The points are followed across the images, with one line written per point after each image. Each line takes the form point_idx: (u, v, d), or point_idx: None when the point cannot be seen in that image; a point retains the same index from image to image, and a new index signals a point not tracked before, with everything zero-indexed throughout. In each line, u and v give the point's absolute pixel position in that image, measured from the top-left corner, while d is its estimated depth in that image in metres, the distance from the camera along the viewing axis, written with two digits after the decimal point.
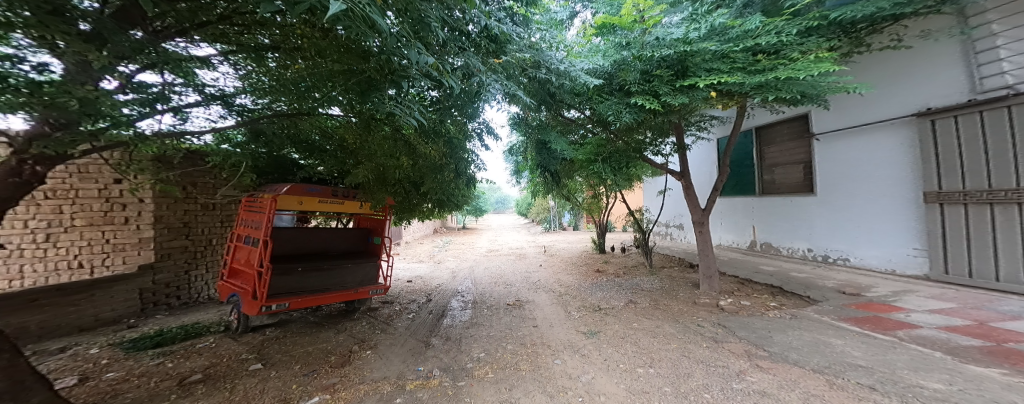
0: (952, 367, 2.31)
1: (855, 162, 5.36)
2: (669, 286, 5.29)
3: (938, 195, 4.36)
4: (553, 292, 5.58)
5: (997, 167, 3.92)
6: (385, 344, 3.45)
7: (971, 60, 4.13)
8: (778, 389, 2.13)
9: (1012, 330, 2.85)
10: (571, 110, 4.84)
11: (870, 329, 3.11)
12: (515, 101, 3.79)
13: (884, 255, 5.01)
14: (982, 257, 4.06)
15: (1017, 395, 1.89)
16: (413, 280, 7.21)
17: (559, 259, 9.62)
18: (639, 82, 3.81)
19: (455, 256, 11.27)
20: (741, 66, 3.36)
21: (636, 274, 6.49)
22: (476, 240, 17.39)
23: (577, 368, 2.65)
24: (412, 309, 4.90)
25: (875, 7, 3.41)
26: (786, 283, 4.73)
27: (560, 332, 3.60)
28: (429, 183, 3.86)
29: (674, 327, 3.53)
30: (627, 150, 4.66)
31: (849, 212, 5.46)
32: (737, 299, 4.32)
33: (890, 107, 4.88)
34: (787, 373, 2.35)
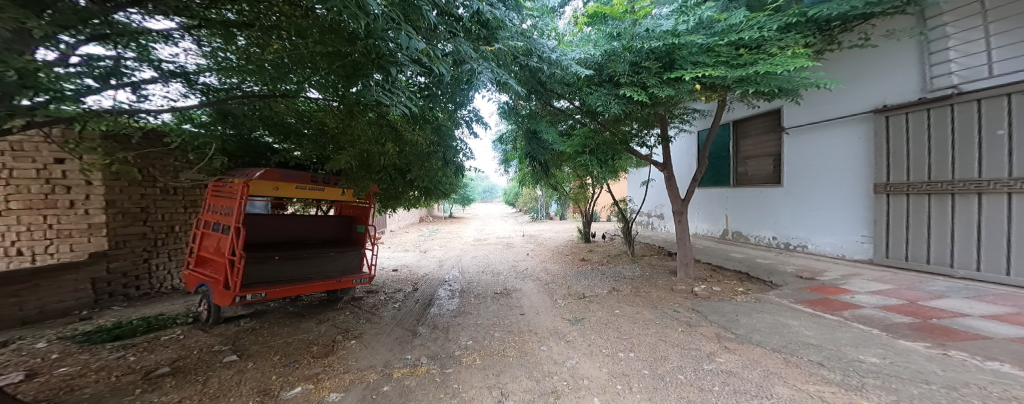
0: (886, 342, 2.58)
1: (818, 155, 5.71)
2: (649, 274, 5.52)
3: (886, 187, 4.74)
4: (539, 280, 5.70)
5: (937, 161, 4.28)
6: (370, 334, 3.42)
7: (924, 60, 4.43)
8: (742, 368, 2.30)
9: (938, 308, 3.20)
10: (560, 100, 4.84)
11: (821, 310, 3.40)
12: (506, 90, 3.76)
13: (837, 242, 5.43)
14: (917, 243, 4.47)
15: (935, 366, 2.14)
16: (398, 269, 7.13)
17: (544, 248, 9.79)
18: (628, 73, 3.85)
19: (441, 245, 11.20)
20: (725, 60, 3.45)
21: (618, 262, 6.72)
22: (461, 229, 17.33)
23: (562, 354, 2.75)
24: (398, 298, 4.86)
25: (849, 5, 3.55)
26: (753, 269, 5.06)
27: (546, 319, 3.70)
28: (417, 171, 3.76)
29: (653, 312, 3.71)
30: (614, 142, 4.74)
31: (809, 202, 5.84)
32: (709, 285, 4.58)
33: (853, 104, 5.19)
34: (749, 353, 2.54)
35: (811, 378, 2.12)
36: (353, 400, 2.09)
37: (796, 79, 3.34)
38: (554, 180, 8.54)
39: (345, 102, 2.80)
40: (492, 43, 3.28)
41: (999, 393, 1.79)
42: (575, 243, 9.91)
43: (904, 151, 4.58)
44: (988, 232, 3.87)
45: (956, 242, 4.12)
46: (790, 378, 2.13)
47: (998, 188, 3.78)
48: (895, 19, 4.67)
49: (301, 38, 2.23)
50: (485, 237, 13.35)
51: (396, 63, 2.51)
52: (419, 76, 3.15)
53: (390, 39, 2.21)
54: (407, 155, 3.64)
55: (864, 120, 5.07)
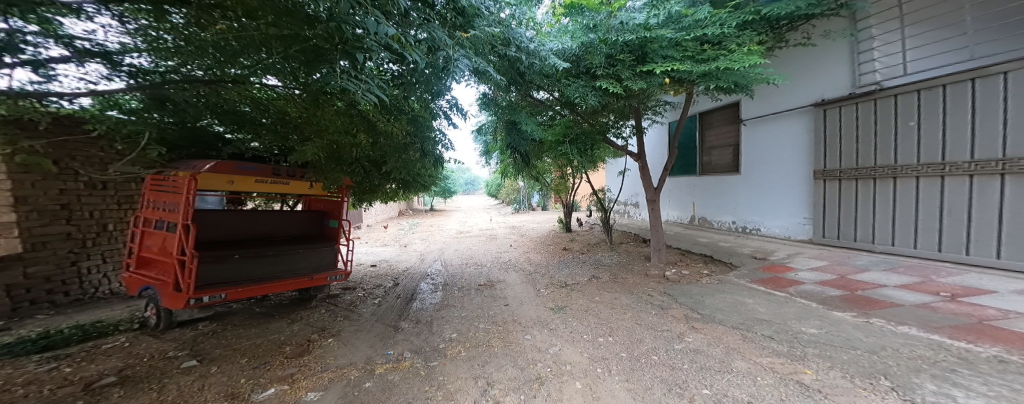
0: (823, 314, 2.92)
1: (768, 146, 6.20)
2: (626, 261, 5.77)
3: (824, 173, 5.27)
4: (523, 271, 5.78)
5: (863, 148, 4.79)
6: (349, 331, 3.30)
7: (853, 58, 4.90)
8: (707, 346, 2.50)
9: (861, 280, 3.66)
10: (539, 91, 4.90)
11: (770, 288, 3.76)
12: (486, 80, 3.70)
13: (784, 224, 5.97)
14: (846, 222, 5.04)
15: (860, 333, 2.47)
16: (377, 264, 6.91)
17: (525, 239, 9.89)
18: (604, 66, 3.92)
19: (423, 239, 10.97)
20: (692, 55, 3.59)
21: (598, 250, 6.96)
22: (442, 222, 17.08)
23: (545, 342, 2.83)
24: (378, 294, 4.71)
25: (794, 6, 3.81)
26: (715, 252, 5.47)
27: (529, 309, 3.77)
28: (394, 164, 3.52)
29: (629, 298, 3.90)
30: (593, 131, 4.91)
31: (762, 187, 6.34)
32: (679, 269, 4.90)
33: (797, 98, 5.67)
34: (712, 331, 2.76)
35: (765, 351, 2.33)
36: (333, 397, 2.03)
37: (747, 76, 3.60)
38: (536, 172, 8.62)
39: (309, 89, 2.66)
40: (469, 30, 3.15)
41: (909, 354, 2.10)
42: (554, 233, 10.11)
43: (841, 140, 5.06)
44: (920, 213, 4.25)
45: (877, 222, 4.69)
46: (748, 353, 2.33)
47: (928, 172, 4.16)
48: (830, 21, 5.16)
49: (250, 18, 2.00)
50: (466, 229, 13.29)
51: (363, 49, 2.35)
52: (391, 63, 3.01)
53: (357, 23, 2.09)
54: (383, 148, 3.48)
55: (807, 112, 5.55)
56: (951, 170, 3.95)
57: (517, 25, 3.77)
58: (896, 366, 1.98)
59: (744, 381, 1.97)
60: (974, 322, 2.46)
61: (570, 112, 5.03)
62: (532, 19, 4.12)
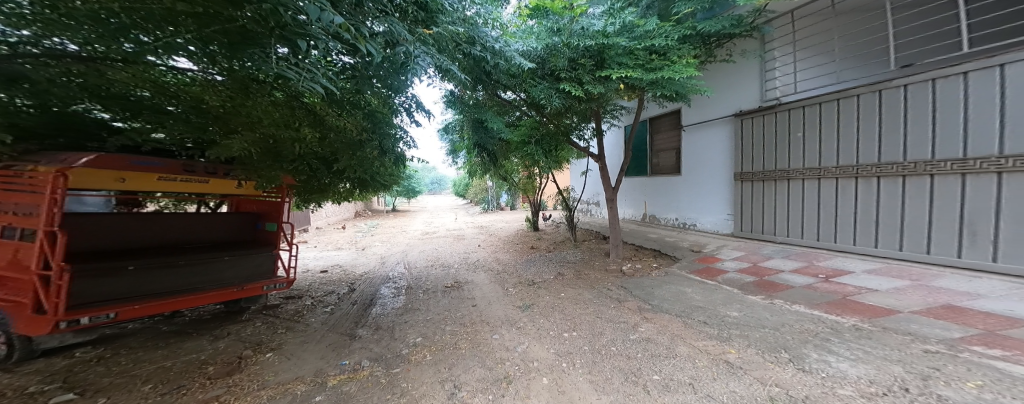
0: (743, 298, 3.38)
1: (700, 150, 6.99)
2: (588, 257, 6.00)
3: (741, 175, 6.08)
4: (491, 270, 5.72)
5: (767, 154, 5.63)
6: (293, 343, 2.96)
7: (761, 75, 5.69)
8: (657, 334, 2.72)
9: (767, 266, 4.32)
10: (506, 91, 4.82)
11: (703, 277, 4.26)
12: (450, 78, 3.61)
13: (714, 220, 6.76)
14: (756, 217, 5.85)
15: (768, 313, 2.91)
16: (328, 270, 6.19)
17: (493, 238, 9.81)
18: (567, 69, 4.08)
19: (382, 241, 10.31)
20: (642, 63, 3.86)
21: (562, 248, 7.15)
22: (404, 222, 16.28)
23: (513, 340, 2.84)
24: (329, 301, 4.30)
25: (722, 25, 4.38)
26: (661, 246, 6.00)
27: (497, 309, 3.74)
28: (346, 161, 3.25)
29: (591, 293, 4.07)
30: (557, 133, 5.08)
31: (698, 187, 7.07)
32: (633, 263, 5.27)
33: (721, 108, 6.45)
34: (663, 320, 3.01)
35: (703, 336, 2.61)
36: None
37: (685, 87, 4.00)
38: (504, 171, 8.68)
39: (234, 75, 2.26)
40: (431, 26, 3.08)
41: (799, 328, 2.55)
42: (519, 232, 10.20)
43: (755, 148, 5.81)
44: (913, 213, 3.93)
45: (778, 217, 5.50)
46: (690, 338, 2.59)
47: (939, 171, 3.72)
48: (750, 42, 5.86)
49: None
50: (430, 230, 12.83)
51: (306, 36, 2.18)
52: (343, 55, 2.75)
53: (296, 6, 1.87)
54: (333, 145, 3.20)
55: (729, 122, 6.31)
56: (975, 167, 3.46)
57: (483, 23, 3.71)
58: (791, 339, 2.39)
59: (688, 366, 2.18)
60: (839, 297, 3.07)
61: (533, 113, 5.08)
62: (499, 19, 4.05)
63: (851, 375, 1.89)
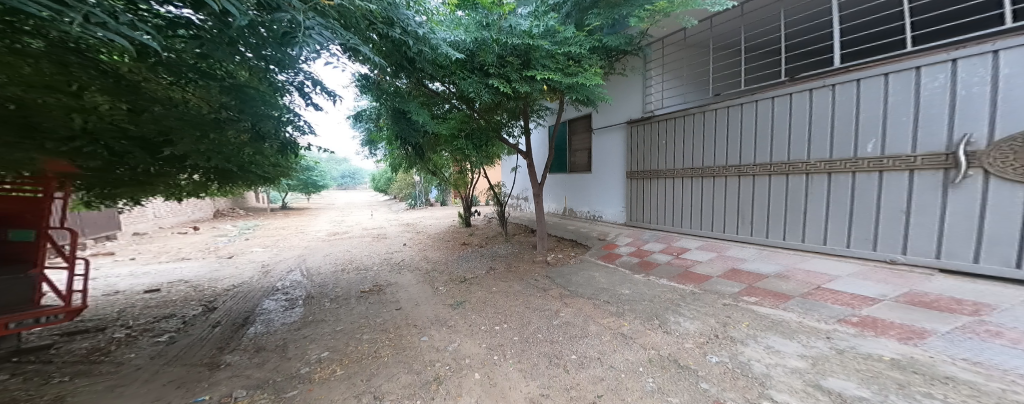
0: (635, 279, 3.96)
1: (603, 150, 7.30)
2: (519, 250, 6.11)
3: (633, 173, 6.41)
4: (420, 269, 5.33)
5: (663, 153, 5.75)
6: (100, 388, 2.18)
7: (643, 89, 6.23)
8: (577, 318, 2.96)
9: (646, 247, 5.10)
10: (433, 82, 4.53)
11: (606, 261, 4.92)
12: (363, 61, 3.21)
13: (610, 211, 7.14)
14: (649, 211, 6.04)
15: (649, 290, 3.50)
16: (158, 289, 4.69)
17: (424, 235, 9.17)
18: (496, 65, 4.03)
19: (280, 244, 8.72)
20: (561, 68, 4.08)
21: (491, 243, 7.13)
22: (297, 222, 13.86)
23: (443, 340, 2.73)
24: (163, 328, 3.33)
25: (625, 40, 4.91)
26: (574, 236, 6.54)
27: (426, 309, 3.52)
28: (187, 147, 2.40)
29: (521, 284, 4.18)
30: (487, 129, 5.13)
31: (599, 181, 7.45)
32: (555, 253, 5.61)
33: (616, 117, 6.91)
34: (580, 304, 3.32)
35: (608, 314, 2.98)
36: None
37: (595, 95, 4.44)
38: (432, 165, 8.10)
39: None
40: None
41: (653, 298, 3.27)
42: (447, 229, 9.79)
43: (641, 151, 6.22)
44: (811, 210, 3.86)
45: (667, 210, 5.67)
46: (597, 317, 2.94)
47: (858, 166, 3.48)
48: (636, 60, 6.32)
49: None
50: (343, 229, 11.30)
51: None
52: (183, 8, 2.00)
53: None
54: (160, 122, 2.25)
55: (620, 129, 6.78)
56: (837, 167, 3.62)
57: (407, 7, 3.35)
58: (649, 307, 3.08)
59: (597, 343, 2.49)
60: (678, 268, 4.06)
61: (463, 106, 4.90)
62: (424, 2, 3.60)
63: (684, 328, 2.62)
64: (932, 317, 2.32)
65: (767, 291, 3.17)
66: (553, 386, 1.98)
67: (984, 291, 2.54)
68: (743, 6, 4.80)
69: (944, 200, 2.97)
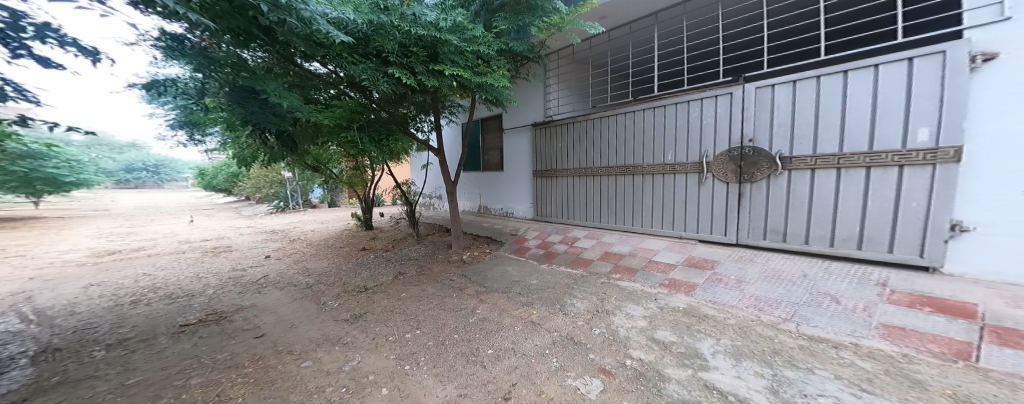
0: (549, 269, 4.25)
1: (515, 150, 7.44)
2: (432, 251, 5.83)
3: (543, 171, 6.68)
4: (293, 285, 4.48)
5: (606, 151, 5.42)
6: None
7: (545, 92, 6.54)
8: (494, 314, 3.00)
9: (551, 238, 5.49)
10: (310, 61, 3.81)
11: (519, 255, 5.11)
12: (195, 25, 2.47)
13: (523, 208, 7.34)
14: (583, 211, 5.91)
15: (553, 280, 3.79)
16: None
17: (299, 244, 7.70)
18: (397, 54, 3.70)
19: (77, 265, 6.31)
20: (470, 66, 4.04)
21: (401, 245, 6.62)
22: (32, 241, 9.04)
23: (337, 360, 2.39)
24: None
25: (529, 46, 5.08)
26: (489, 232, 6.56)
27: (315, 329, 3.03)
28: None
29: (436, 286, 4.00)
30: (390, 121, 4.70)
31: (502, 181, 7.88)
32: (471, 251, 5.53)
33: (523, 118, 7.15)
34: (495, 298, 3.40)
35: (520, 305, 3.13)
36: None
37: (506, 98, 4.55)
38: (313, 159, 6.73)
39: None
40: None
41: (560, 285, 3.58)
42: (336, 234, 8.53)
43: (534, 153, 6.89)
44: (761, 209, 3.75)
45: (604, 210, 5.53)
46: (509, 310, 3.05)
47: (661, 171, 4.64)
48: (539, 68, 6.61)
49: None
50: (147, 245, 8.23)
51: None
52: None
53: None
54: None
55: (523, 133, 7.16)
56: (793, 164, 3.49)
57: None
58: (555, 293, 3.33)
59: (510, 334, 2.59)
60: (573, 255, 4.57)
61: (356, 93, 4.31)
62: None
63: (578, 309, 2.94)
64: (704, 277, 3.38)
65: (625, 267, 3.92)
66: (471, 384, 1.98)
67: (718, 253, 3.83)
68: (608, 32, 5.42)
69: (686, 193, 4.38)
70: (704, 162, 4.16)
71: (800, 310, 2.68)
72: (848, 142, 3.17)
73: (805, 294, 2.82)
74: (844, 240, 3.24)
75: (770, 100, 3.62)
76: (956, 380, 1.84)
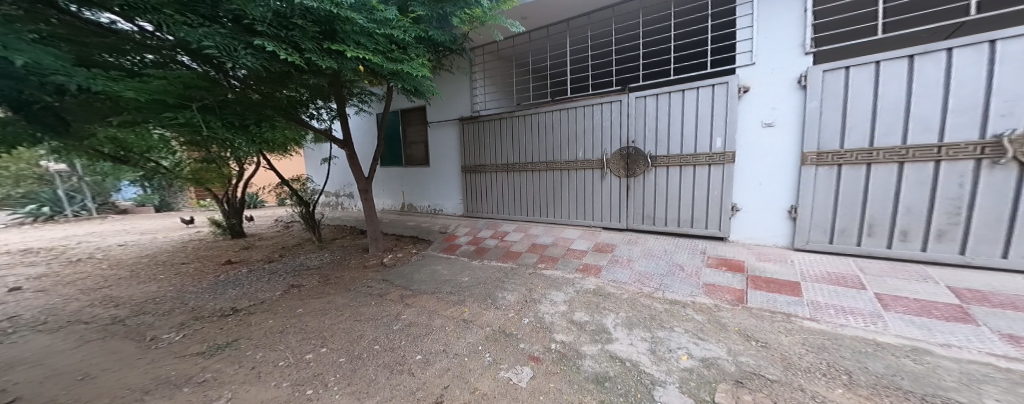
0: (482, 265, 4.16)
1: (437, 144, 7.04)
2: (339, 258, 5.18)
3: (468, 166, 6.55)
4: (78, 324, 3.20)
5: (548, 149, 5.35)
6: None
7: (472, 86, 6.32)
8: (421, 317, 2.82)
9: (484, 234, 5.40)
10: (101, 7, 2.41)
11: (447, 252, 4.91)
12: None
13: (450, 203, 7.05)
14: (505, 205, 6.08)
15: (487, 273, 3.79)
16: None
17: (87, 267, 5.40)
18: (268, 23, 2.81)
19: None
20: (383, 51, 3.48)
21: (297, 253, 5.71)
22: None
23: (206, 397, 1.96)
24: None
25: (451, 37, 4.74)
26: (419, 231, 6.15)
27: (158, 368, 2.35)
28: None
29: (347, 296, 3.55)
30: (264, 105, 3.54)
31: (421, 178, 7.47)
32: (394, 253, 5.08)
33: (447, 111, 6.75)
34: (421, 300, 3.20)
35: (450, 304, 3.02)
36: None
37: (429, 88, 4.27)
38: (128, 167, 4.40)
39: None
40: None
41: (493, 280, 3.53)
42: (200, 245, 6.71)
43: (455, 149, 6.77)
44: (689, 200, 4.11)
45: (525, 204, 5.76)
46: (440, 310, 2.91)
47: (581, 165, 4.99)
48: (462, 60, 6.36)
49: None
50: None
51: None
52: None
53: None
54: None
55: (445, 127, 6.83)
56: (704, 160, 3.97)
57: None
58: (486, 288, 3.29)
59: (441, 335, 2.45)
60: (504, 248, 4.62)
61: (203, 64, 2.99)
62: None
63: (507, 300, 2.97)
64: (606, 260, 3.70)
65: (548, 256, 4.06)
66: (399, 393, 1.83)
67: (614, 237, 4.37)
68: (530, 33, 5.51)
69: (589, 185, 4.93)
70: (603, 159, 4.72)
71: (696, 285, 3.00)
72: (692, 145, 4.02)
73: (665, 265, 3.40)
74: (720, 223, 3.97)
75: (682, 105, 4.04)
76: (739, 318, 2.43)
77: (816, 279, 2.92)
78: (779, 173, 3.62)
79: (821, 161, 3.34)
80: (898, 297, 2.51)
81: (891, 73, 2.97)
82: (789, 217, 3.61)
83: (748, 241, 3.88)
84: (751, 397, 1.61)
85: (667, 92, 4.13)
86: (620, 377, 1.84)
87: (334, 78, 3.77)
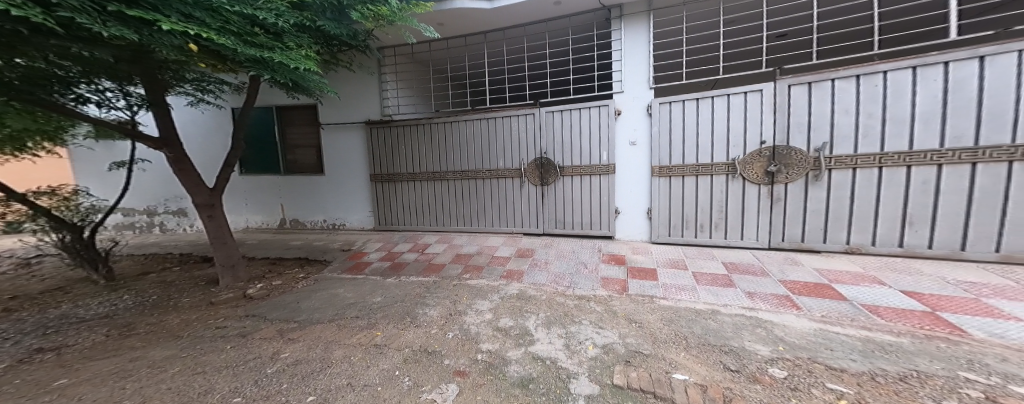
0: (390, 284, 3.70)
1: (336, 150, 6.18)
2: (166, 295, 3.71)
3: (374, 176, 6.01)
4: None
5: (461, 158, 5.40)
6: None
7: (382, 88, 5.80)
8: (311, 352, 2.36)
9: (401, 250, 4.91)
10: None
11: (353, 274, 4.16)
12: None
13: (358, 216, 6.30)
14: (417, 214, 5.86)
15: (401, 291, 3.44)
16: None
17: None
18: None
19: None
20: (237, 33, 2.45)
21: (57, 301, 3.65)
22: None
23: None
24: None
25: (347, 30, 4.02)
26: (310, 253, 5.11)
27: None
28: None
29: (179, 345, 2.57)
30: None
31: (315, 187, 6.39)
32: (268, 281, 3.96)
33: (350, 113, 6.00)
34: (317, 331, 2.70)
35: (357, 331, 2.65)
36: None
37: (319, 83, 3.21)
38: None
39: None
40: None
41: (409, 299, 3.21)
42: None
43: (360, 155, 6.09)
44: (568, 203, 4.79)
45: (439, 213, 5.69)
46: (341, 340, 2.52)
47: (498, 174, 5.17)
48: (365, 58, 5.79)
49: None
50: None
51: None
52: None
53: None
54: None
55: (347, 129, 6.05)
56: (592, 169, 4.61)
57: None
58: (403, 307, 3.03)
59: (344, 368, 2.14)
60: (425, 261, 4.33)
61: None
62: None
63: (422, 317, 2.80)
64: (527, 264, 3.92)
65: (474, 265, 4.03)
66: None
67: (533, 242, 4.73)
68: (447, 40, 5.44)
69: (508, 194, 5.15)
70: (521, 168, 5.01)
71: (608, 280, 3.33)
72: (595, 157, 4.57)
73: (574, 265, 3.76)
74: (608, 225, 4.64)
75: (583, 120, 4.57)
76: (626, 304, 2.76)
77: (662, 264, 3.64)
78: (637, 182, 4.47)
79: (666, 173, 4.27)
80: (703, 272, 3.32)
81: (720, 105, 3.92)
82: (647, 217, 4.47)
83: (626, 238, 4.62)
84: (637, 376, 1.84)
85: (563, 111, 4.65)
86: (541, 377, 1.92)
87: (134, 52, 2.36)
